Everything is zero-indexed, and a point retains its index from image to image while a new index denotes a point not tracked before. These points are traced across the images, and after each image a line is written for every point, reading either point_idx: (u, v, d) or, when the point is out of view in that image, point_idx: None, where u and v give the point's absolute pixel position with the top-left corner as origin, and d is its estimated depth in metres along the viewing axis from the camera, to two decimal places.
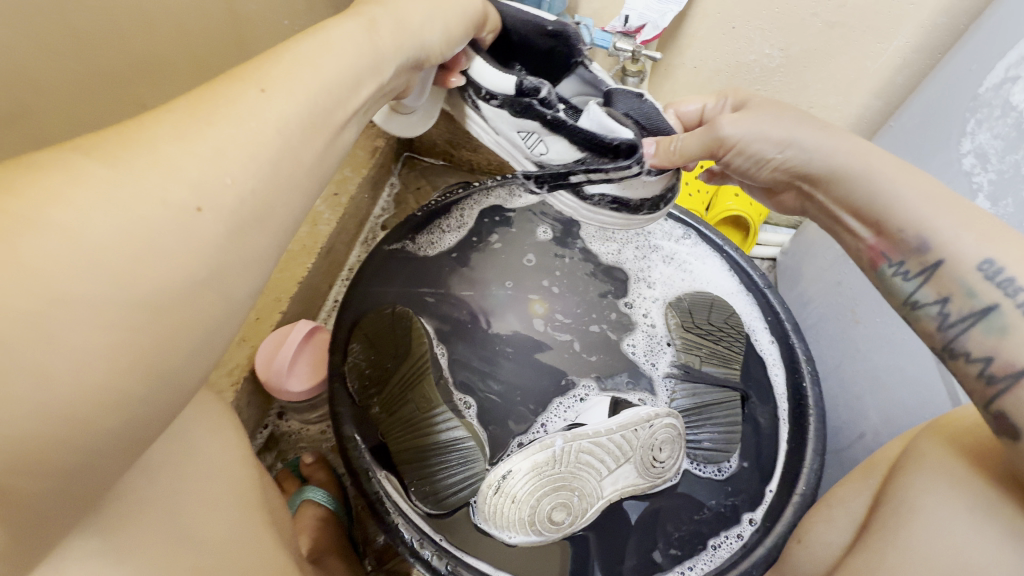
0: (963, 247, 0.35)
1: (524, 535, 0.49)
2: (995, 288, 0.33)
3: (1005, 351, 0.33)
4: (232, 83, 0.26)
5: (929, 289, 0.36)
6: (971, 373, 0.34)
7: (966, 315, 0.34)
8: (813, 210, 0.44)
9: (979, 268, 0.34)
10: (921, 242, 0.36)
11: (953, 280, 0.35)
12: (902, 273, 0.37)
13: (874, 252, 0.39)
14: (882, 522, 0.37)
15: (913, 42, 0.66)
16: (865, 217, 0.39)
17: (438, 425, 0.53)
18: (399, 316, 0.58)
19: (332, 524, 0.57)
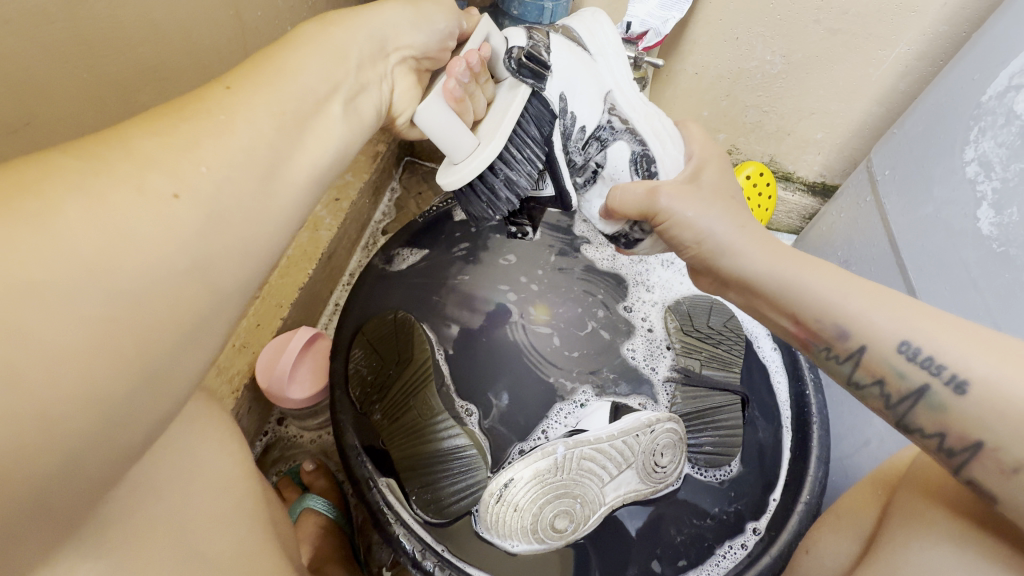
0: (878, 330, 0.35)
1: (527, 543, 0.49)
2: (922, 369, 0.33)
3: (955, 426, 0.32)
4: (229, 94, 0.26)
5: (863, 371, 0.36)
6: (932, 446, 0.34)
7: (906, 395, 0.34)
8: (734, 296, 0.44)
9: (899, 350, 0.34)
10: (840, 330, 0.36)
11: (882, 363, 0.35)
12: (833, 358, 0.37)
13: (800, 338, 0.39)
14: (891, 536, 0.37)
15: (914, 49, 0.66)
16: (782, 307, 0.39)
17: (440, 434, 0.52)
18: (400, 322, 0.58)
19: (332, 533, 0.57)
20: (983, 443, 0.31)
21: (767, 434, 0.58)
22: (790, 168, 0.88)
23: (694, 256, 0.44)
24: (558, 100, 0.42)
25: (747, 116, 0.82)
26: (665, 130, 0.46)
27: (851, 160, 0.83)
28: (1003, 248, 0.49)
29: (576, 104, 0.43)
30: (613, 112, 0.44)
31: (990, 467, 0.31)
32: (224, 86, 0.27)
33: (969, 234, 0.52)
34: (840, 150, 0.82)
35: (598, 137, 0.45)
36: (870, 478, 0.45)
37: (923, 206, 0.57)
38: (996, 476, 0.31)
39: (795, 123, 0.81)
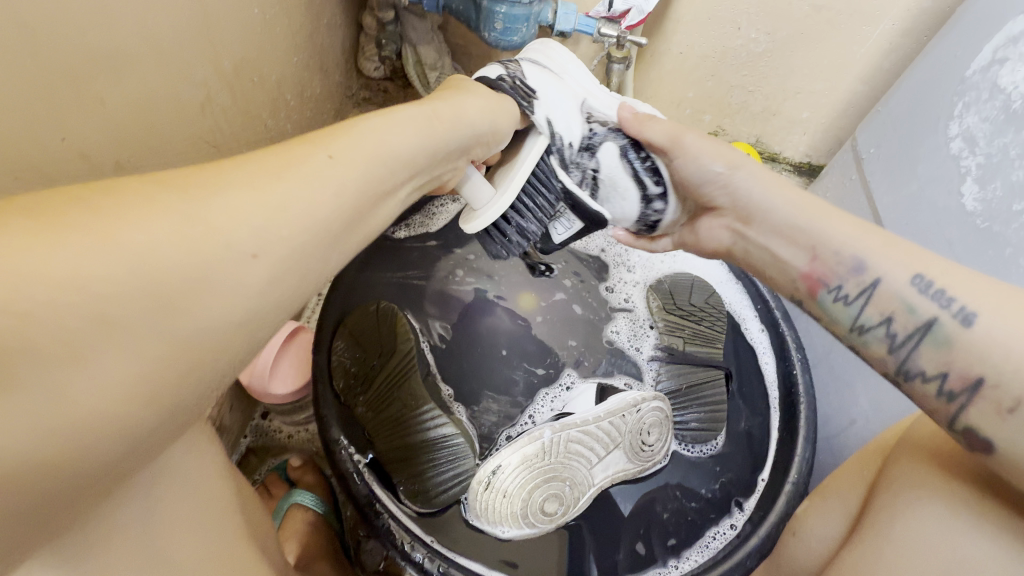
0: (893, 266, 0.38)
1: (517, 529, 0.48)
2: (932, 301, 0.36)
3: (956, 363, 0.34)
4: (327, 165, 0.26)
5: (871, 310, 0.39)
6: (931, 391, 0.35)
7: (913, 330, 0.37)
8: (752, 255, 0.47)
9: (913, 282, 0.37)
10: (855, 261, 0.40)
11: (893, 298, 0.38)
12: (842, 297, 0.41)
13: (810, 278, 0.42)
14: (879, 517, 0.37)
15: (899, 25, 0.66)
16: (803, 242, 0.43)
17: (425, 423, 0.51)
18: (383, 312, 0.56)
19: (320, 528, 0.56)
20: (983, 379, 0.32)
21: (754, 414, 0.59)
22: (776, 148, 0.87)
23: (711, 196, 0.47)
24: (547, 125, 0.42)
25: (732, 97, 0.81)
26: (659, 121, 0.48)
27: (836, 140, 0.82)
28: (986, 223, 0.49)
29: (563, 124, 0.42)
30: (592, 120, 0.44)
31: (988, 407, 0.32)
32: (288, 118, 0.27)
33: (953, 211, 0.52)
34: (825, 130, 0.81)
35: (589, 147, 0.44)
36: (858, 458, 0.45)
37: (907, 183, 0.57)
38: (992, 417, 0.32)
39: (781, 104, 0.80)
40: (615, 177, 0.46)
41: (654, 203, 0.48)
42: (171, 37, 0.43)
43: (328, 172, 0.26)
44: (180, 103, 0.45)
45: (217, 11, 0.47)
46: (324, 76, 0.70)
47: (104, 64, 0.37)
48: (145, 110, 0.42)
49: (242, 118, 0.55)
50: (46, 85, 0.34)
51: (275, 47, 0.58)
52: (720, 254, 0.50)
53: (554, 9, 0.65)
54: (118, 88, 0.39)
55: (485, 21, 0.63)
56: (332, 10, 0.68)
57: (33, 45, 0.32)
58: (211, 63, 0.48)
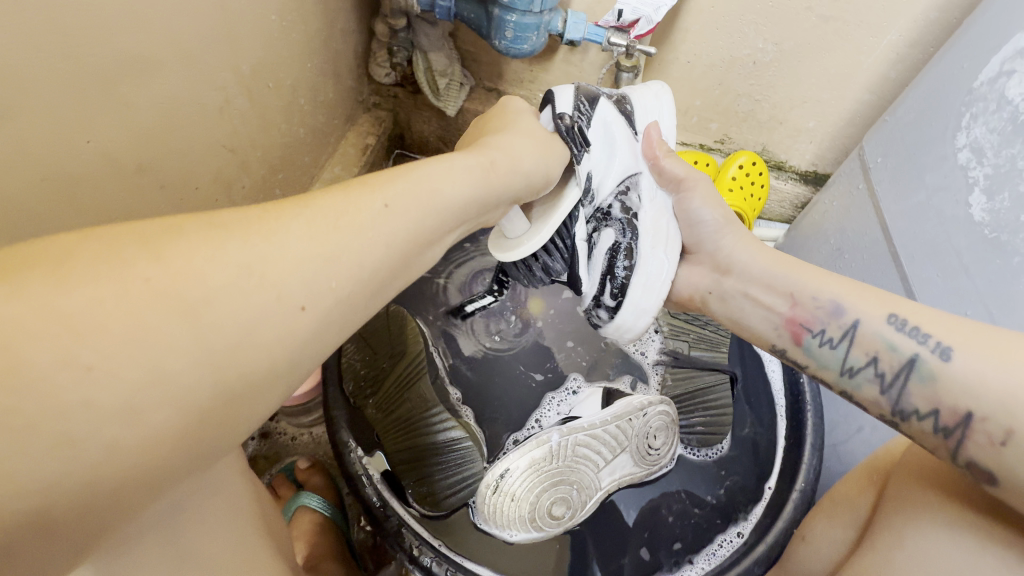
0: (868, 308, 0.40)
1: (525, 532, 0.48)
2: (909, 339, 0.37)
3: (944, 399, 0.34)
4: (381, 212, 0.27)
5: (856, 352, 0.39)
6: (927, 429, 0.35)
7: (898, 370, 0.37)
8: (723, 296, 0.47)
9: (889, 322, 0.38)
10: (833, 304, 0.41)
11: (874, 338, 0.39)
12: (827, 342, 0.41)
13: (793, 325, 0.43)
14: (888, 522, 0.37)
15: (906, 36, 0.66)
16: (780, 289, 0.44)
17: (434, 426, 0.52)
18: (393, 315, 0.57)
19: (327, 530, 0.56)
20: (972, 414, 0.32)
21: (759, 421, 0.59)
22: (782, 156, 0.88)
23: (705, 242, 0.47)
24: (586, 177, 0.42)
25: (739, 106, 0.81)
26: (663, 273, 0.45)
27: (843, 149, 0.83)
28: (995, 233, 0.49)
29: (597, 180, 0.43)
30: (622, 197, 0.44)
31: (982, 442, 0.32)
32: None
33: (961, 221, 0.52)
34: (832, 139, 0.82)
35: (593, 220, 0.44)
36: (865, 465, 0.45)
37: (914, 193, 0.57)
38: (988, 450, 0.32)
39: (787, 112, 0.81)
40: (594, 257, 0.45)
41: (598, 310, 0.46)
42: (192, 45, 0.44)
43: (358, 204, 0.25)
44: (200, 108, 0.46)
45: (237, 19, 0.48)
46: (336, 82, 0.71)
47: (129, 71, 0.38)
48: (168, 116, 0.43)
49: (258, 123, 0.56)
50: (74, 91, 0.35)
51: (291, 54, 0.59)
52: (694, 304, 0.51)
53: (564, 18, 0.65)
54: (142, 94, 0.40)
55: (496, 30, 0.64)
56: (345, 17, 0.69)
57: (65, 51, 0.33)
58: (230, 70, 0.49)
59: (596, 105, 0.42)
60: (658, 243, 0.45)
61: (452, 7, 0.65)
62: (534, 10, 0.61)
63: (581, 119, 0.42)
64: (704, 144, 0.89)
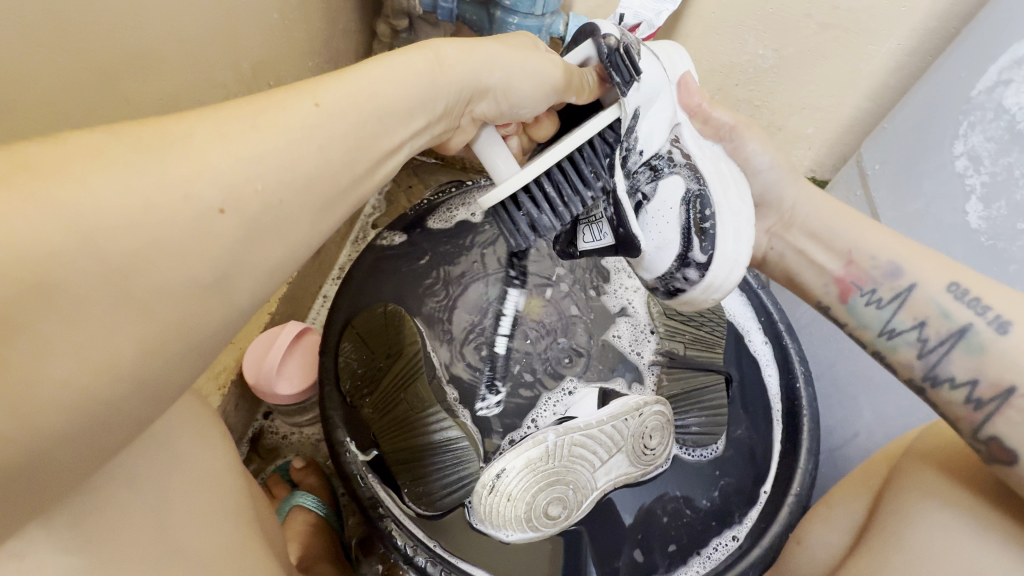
0: (928, 273, 0.41)
1: (521, 532, 0.48)
2: (967, 309, 0.38)
3: (988, 369, 0.36)
4: (329, 149, 0.24)
5: (904, 314, 0.41)
6: (957, 398, 0.37)
7: (947, 336, 0.38)
8: (782, 255, 0.50)
9: (947, 290, 0.40)
10: (891, 270, 0.42)
11: (927, 303, 0.40)
12: (876, 301, 0.43)
13: (844, 283, 0.45)
14: (881, 527, 0.37)
15: (905, 45, 0.67)
16: (837, 249, 0.46)
17: (430, 426, 0.51)
18: (390, 314, 0.56)
19: (321, 530, 0.56)
20: (1014, 388, 0.34)
21: (754, 422, 0.59)
22: None
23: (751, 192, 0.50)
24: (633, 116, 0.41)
25: (739, 111, 0.82)
26: (739, 216, 0.45)
27: (841, 156, 0.83)
28: (991, 241, 0.50)
29: (644, 125, 0.43)
30: (675, 143, 0.44)
31: (1012, 417, 0.34)
32: (312, 104, 0.25)
33: (958, 228, 0.52)
34: (830, 146, 0.82)
35: (654, 168, 0.44)
36: (861, 470, 0.45)
37: (910, 200, 0.57)
38: (1020, 426, 0.34)
39: (786, 118, 0.81)
40: (660, 216, 0.45)
41: (685, 268, 0.46)
42: (193, 39, 0.44)
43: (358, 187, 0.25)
44: (199, 102, 0.46)
45: (238, 14, 0.48)
46: None
47: (127, 63, 0.38)
48: (164, 112, 0.43)
49: None
50: (71, 82, 0.34)
51: (292, 51, 0.59)
52: (756, 257, 0.53)
53: (566, 22, 0.66)
54: (140, 87, 0.40)
55: (498, 31, 0.64)
56: (347, 16, 0.69)
57: (61, 44, 0.33)
58: (230, 65, 0.49)
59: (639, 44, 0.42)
60: (727, 188, 0.45)
61: (455, 8, 0.65)
62: (536, 12, 0.61)
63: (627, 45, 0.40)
64: None
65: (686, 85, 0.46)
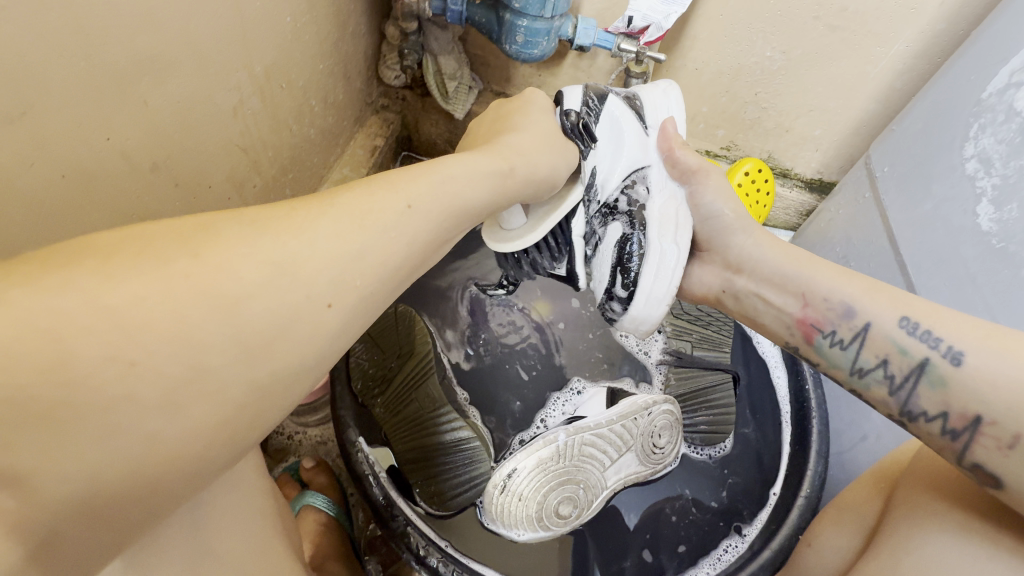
0: (881, 309, 0.40)
1: (532, 531, 0.48)
2: (921, 342, 0.38)
3: (954, 402, 0.35)
4: (409, 216, 0.28)
5: (867, 353, 0.40)
6: (934, 430, 0.36)
7: (907, 373, 0.38)
8: (737, 295, 0.49)
9: (901, 325, 0.39)
10: (845, 309, 0.42)
11: (884, 340, 0.39)
12: (837, 343, 0.42)
13: (805, 324, 0.44)
14: (894, 529, 0.37)
15: (913, 47, 0.67)
16: (793, 289, 0.45)
17: (442, 426, 0.52)
18: (401, 316, 0.57)
19: (333, 529, 0.57)
20: (981, 418, 0.34)
21: (761, 424, 0.59)
22: (788, 164, 0.88)
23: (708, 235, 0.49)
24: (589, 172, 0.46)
25: (746, 113, 0.82)
26: (672, 263, 0.45)
27: (848, 158, 0.83)
28: (1002, 244, 0.50)
29: (600, 175, 0.46)
30: (628, 189, 0.46)
31: (989, 446, 0.33)
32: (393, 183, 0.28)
33: (968, 230, 0.52)
34: (837, 148, 0.83)
35: (602, 212, 0.47)
36: (872, 472, 0.45)
37: (922, 201, 0.57)
38: (995, 453, 0.33)
39: (794, 120, 0.81)
40: (603, 253, 0.47)
41: (611, 301, 0.47)
42: (209, 43, 0.44)
43: None
44: (214, 106, 0.47)
45: (252, 18, 0.49)
46: (347, 83, 0.72)
47: (147, 69, 0.39)
48: (183, 116, 0.44)
49: (269, 122, 0.56)
50: (92, 87, 0.35)
51: (303, 54, 0.59)
52: (710, 299, 0.52)
53: (574, 23, 0.66)
54: (158, 91, 0.40)
55: (507, 34, 0.64)
56: (356, 19, 0.69)
57: (85, 51, 0.34)
58: (244, 69, 0.49)
59: (605, 102, 0.46)
60: (666, 229, 0.46)
61: (464, 10, 0.66)
62: (545, 15, 0.62)
63: (589, 115, 0.46)
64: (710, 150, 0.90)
65: (660, 130, 0.48)
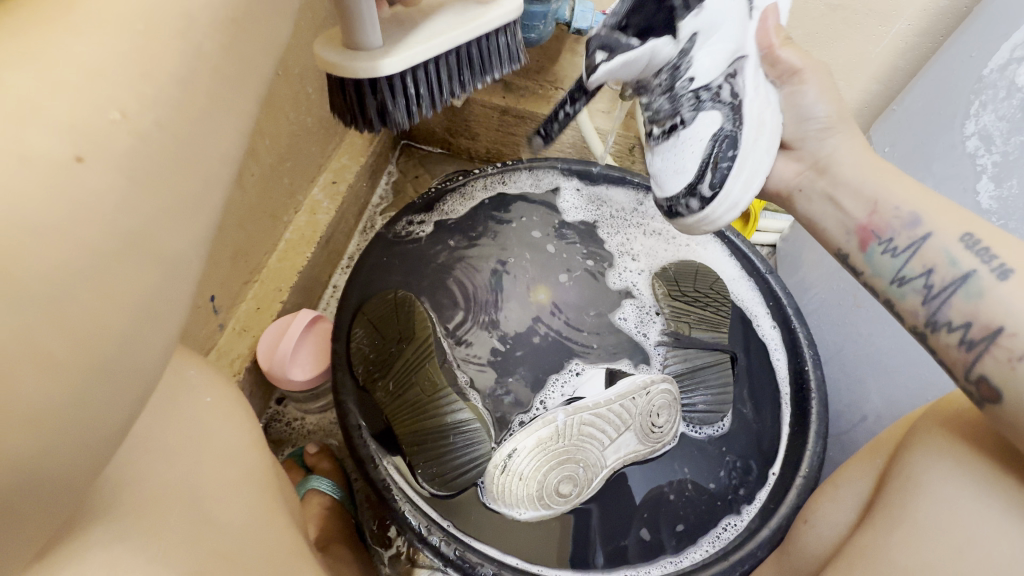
0: (944, 221, 0.37)
1: (533, 510, 0.50)
2: (974, 256, 0.35)
3: (983, 314, 0.34)
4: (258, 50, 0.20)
5: (914, 262, 0.37)
6: (953, 342, 0.35)
7: (949, 283, 0.36)
8: (808, 186, 0.41)
9: (961, 240, 0.36)
10: (913, 216, 0.37)
11: (939, 251, 0.36)
12: (891, 250, 0.38)
13: (865, 230, 0.39)
14: (890, 501, 0.38)
15: (916, 25, 0.66)
16: (862, 193, 0.39)
17: (445, 408, 0.52)
18: (401, 301, 0.57)
19: (337, 513, 0.57)
20: (1004, 329, 0.33)
21: (760, 407, 0.59)
22: None
23: None
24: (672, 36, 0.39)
25: None
26: (763, 161, 0.38)
27: None
28: (1002, 221, 0.48)
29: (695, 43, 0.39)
30: (731, 79, 0.38)
31: (1000, 357, 0.33)
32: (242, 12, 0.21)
33: (968, 208, 0.51)
34: None
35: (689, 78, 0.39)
36: (869, 447, 0.45)
37: (922, 180, 0.57)
38: (1004, 367, 0.33)
39: None
40: (687, 146, 0.39)
41: (689, 198, 0.39)
42: None
43: None
44: None
45: None
46: None
47: None
48: None
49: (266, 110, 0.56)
50: None
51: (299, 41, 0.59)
52: (778, 192, 0.43)
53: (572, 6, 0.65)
54: None
55: None
56: None
57: None
58: None
59: None
60: (761, 133, 0.38)
61: None
62: None
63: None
64: None
65: (761, 19, 0.37)
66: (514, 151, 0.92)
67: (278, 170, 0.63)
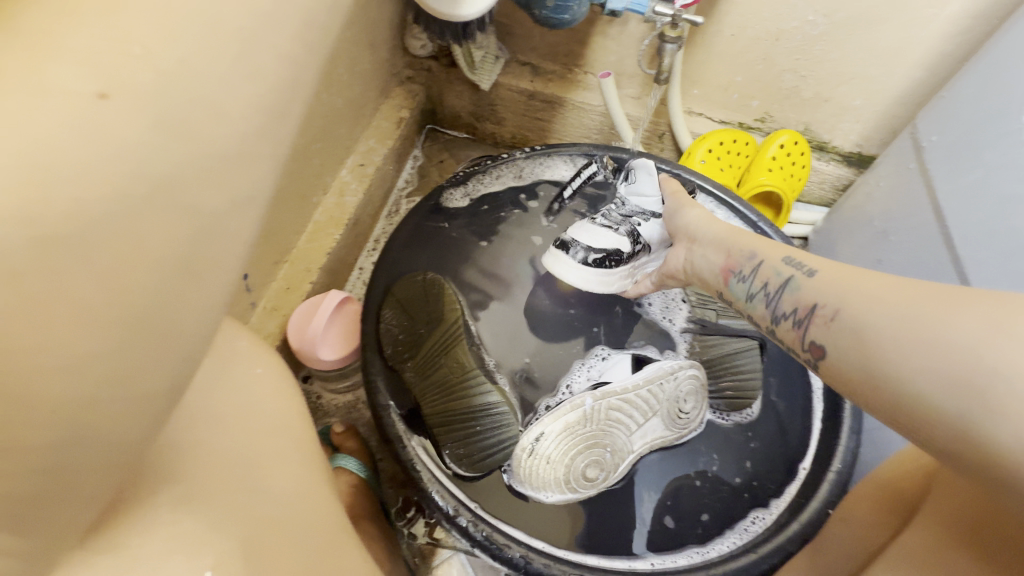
0: (774, 249, 0.41)
1: (560, 493, 0.50)
2: (787, 267, 0.39)
3: (806, 301, 0.36)
4: None
5: (756, 282, 0.41)
6: (798, 340, 0.35)
7: (776, 291, 0.38)
8: (697, 268, 0.48)
9: (783, 258, 0.39)
10: (750, 252, 0.43)
11: (769, 269, 0.40)
12: (743, 281, 0.42)
13: (725, 269, 0.44)
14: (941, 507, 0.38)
15: (969, 7, 0.62)
16: (726, 245, 0.45)
17: (473, 391, 0.53)
18: (430, 284, 0.58)
19: (363, 491, 0.58)
20: (816, 304, 0.35)
21: (791, 398, 0.57)
22: (824, 137, 0.85)
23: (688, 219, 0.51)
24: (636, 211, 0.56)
25: (782, 82, 0.78)
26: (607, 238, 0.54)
27: (890, 130, 0.80)
28: None
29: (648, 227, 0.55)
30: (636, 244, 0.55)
31: (820, 324, 0.34)
32: None
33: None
34: (879, 119, 0.79)
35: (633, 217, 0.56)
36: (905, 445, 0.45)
37: (970, 171, 0.55)
38: (826, 329, 0.33)
39: (833, 89, 0.77)
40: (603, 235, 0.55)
41: (591, 253, 0.54)
42: None
43: None
44: None
45: None
46: (372, 52, 0.71)
47: None
48: None
49: None
50: None
51: None
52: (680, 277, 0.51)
53: None
54: None
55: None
56: None
57: None
58: None
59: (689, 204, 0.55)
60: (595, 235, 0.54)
61: None
62: None
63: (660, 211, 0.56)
64: (743, 122, 0.87)
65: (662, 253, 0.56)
66: (540, 137, 0.92)
67: (307, 152, 0.63)
